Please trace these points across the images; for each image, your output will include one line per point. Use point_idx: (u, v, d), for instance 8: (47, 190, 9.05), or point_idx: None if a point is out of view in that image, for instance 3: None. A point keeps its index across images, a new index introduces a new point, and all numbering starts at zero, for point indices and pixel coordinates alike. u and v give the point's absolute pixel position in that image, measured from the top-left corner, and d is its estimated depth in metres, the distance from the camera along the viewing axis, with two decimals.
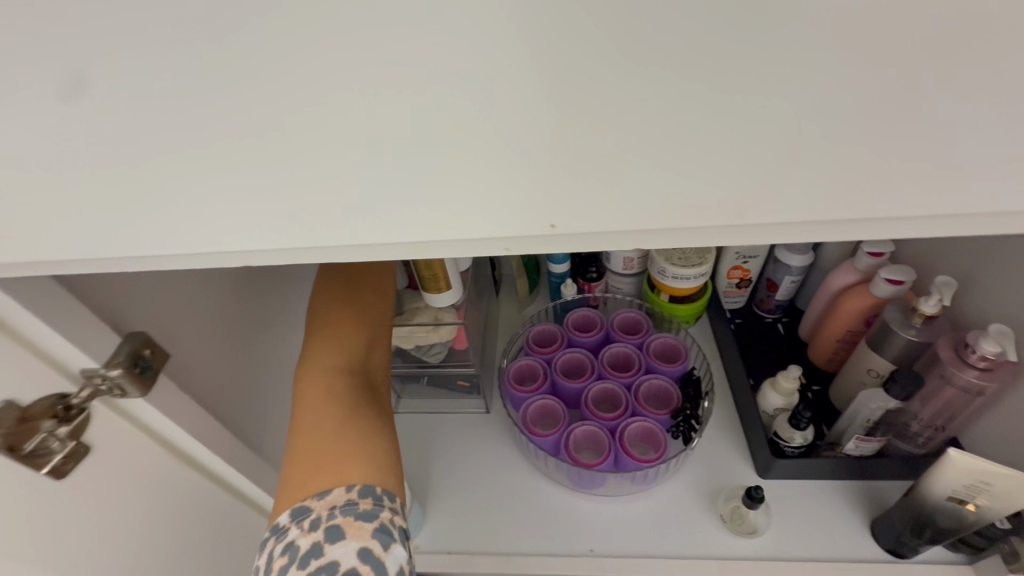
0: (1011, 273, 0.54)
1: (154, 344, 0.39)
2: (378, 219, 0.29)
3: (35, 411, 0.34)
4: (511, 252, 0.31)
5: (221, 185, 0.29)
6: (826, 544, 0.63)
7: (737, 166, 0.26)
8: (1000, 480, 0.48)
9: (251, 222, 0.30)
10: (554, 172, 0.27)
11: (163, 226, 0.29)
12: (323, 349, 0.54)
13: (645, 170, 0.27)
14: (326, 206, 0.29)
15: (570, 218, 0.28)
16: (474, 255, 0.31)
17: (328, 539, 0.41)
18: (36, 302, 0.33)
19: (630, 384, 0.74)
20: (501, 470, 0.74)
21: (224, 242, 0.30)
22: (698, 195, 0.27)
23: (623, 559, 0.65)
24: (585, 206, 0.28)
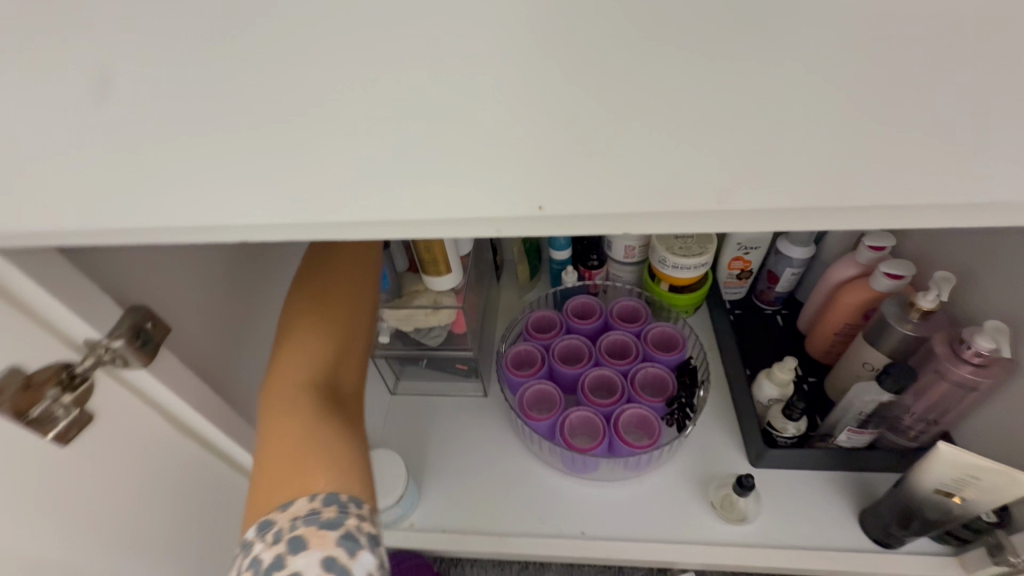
0: (1011, 270, 0.54)
1: (156, 315, 0.33)
2: (364, 194, 0.27)
3: (37, 379, 0.29)
4: (503, 232, 0.29)
5: (193, 156, 0.27)
6: (813, 532, 0.65)
7: (748, 149, 0.25)
8: (988, 475, 0.49)
9: (224, 196, 0.27)
10: (555, 151, 0.26)
11: (134, 197, 0.27)
12: (294, 350, 0.48)
13: (650, 148, 0.26)
14: (311, 181, 0.27)
15: (559, 200, 0.26)
16: (467, 236, 0.29)
17: (290, 551, 0.36)
18: (37, 265, 0.28)
19: (626, 371, 0.75)
20: (497, 453, 0.75)
21: (193, 215, 0.28)
22: (716, 177, 0.25)
23: (613, 541, 0.66)
24: (584, 188, 0.26)
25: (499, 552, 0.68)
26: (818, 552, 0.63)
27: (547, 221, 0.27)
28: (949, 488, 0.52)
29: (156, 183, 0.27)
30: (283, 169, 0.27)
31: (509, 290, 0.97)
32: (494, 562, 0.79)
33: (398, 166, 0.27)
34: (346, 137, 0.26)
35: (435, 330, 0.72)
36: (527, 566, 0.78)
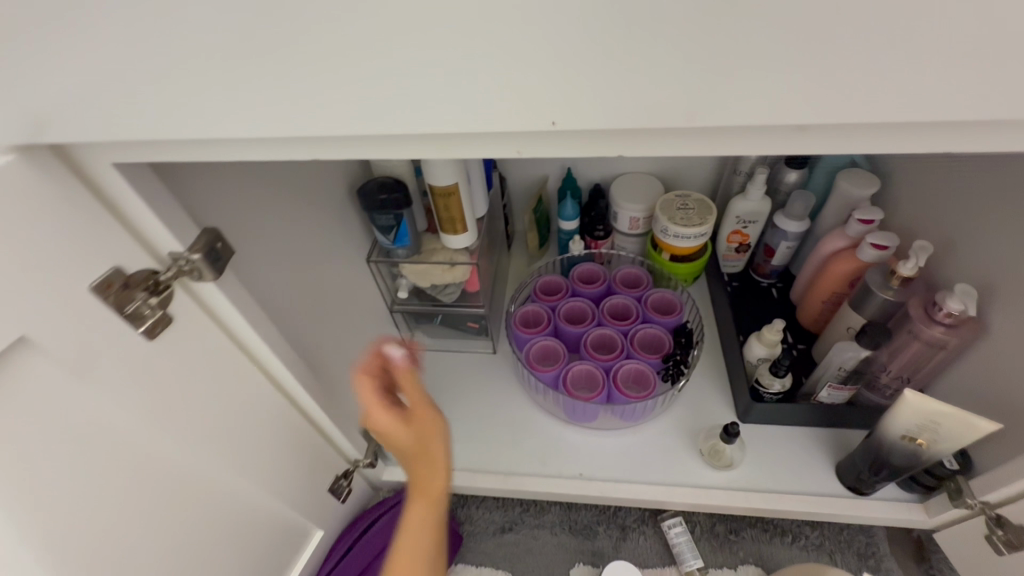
0: (986, 238, 0.58)
1: (224, 239, 0.39)
2: (378, 107, 0.27)
3: (134, 279, 0.35)
4: (522, 154, 0.30)
5: (193, 71, 0.26)
6: (792, 479, 0.71)
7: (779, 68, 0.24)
8: (947, 420, 0.54)
9: (238, 112, 0.28)
10: (572, 65, 0.24)
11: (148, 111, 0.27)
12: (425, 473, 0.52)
13: (674, 60, 0.24)
14: (323, 98, 0.26)
15: (573, 116, 0.26)
16: (495, 155, 0.31)
17: None
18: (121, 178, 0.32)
19: (627, 331, 0.80)
20: (505, 403, 0.81)
21: (213, 130, 0.28)
22: (735, 100, 0.25)
23: (609, 482, 0.72)
24: (589, 104, 0.26)
25: (504, 489, 0.74)
26: (795, 496, 0.69)
27: (560, 144, 0.29)
28: (914, 434, 0.58)
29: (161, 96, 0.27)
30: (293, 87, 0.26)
31: (519, 259, 1.02)
32: (499, 503, 0.86)
33: (412, 82, 0.26)
34: (351, 52, 0.25)
35: (449, 288, 0.78)
36: (529, 508, 0.85)
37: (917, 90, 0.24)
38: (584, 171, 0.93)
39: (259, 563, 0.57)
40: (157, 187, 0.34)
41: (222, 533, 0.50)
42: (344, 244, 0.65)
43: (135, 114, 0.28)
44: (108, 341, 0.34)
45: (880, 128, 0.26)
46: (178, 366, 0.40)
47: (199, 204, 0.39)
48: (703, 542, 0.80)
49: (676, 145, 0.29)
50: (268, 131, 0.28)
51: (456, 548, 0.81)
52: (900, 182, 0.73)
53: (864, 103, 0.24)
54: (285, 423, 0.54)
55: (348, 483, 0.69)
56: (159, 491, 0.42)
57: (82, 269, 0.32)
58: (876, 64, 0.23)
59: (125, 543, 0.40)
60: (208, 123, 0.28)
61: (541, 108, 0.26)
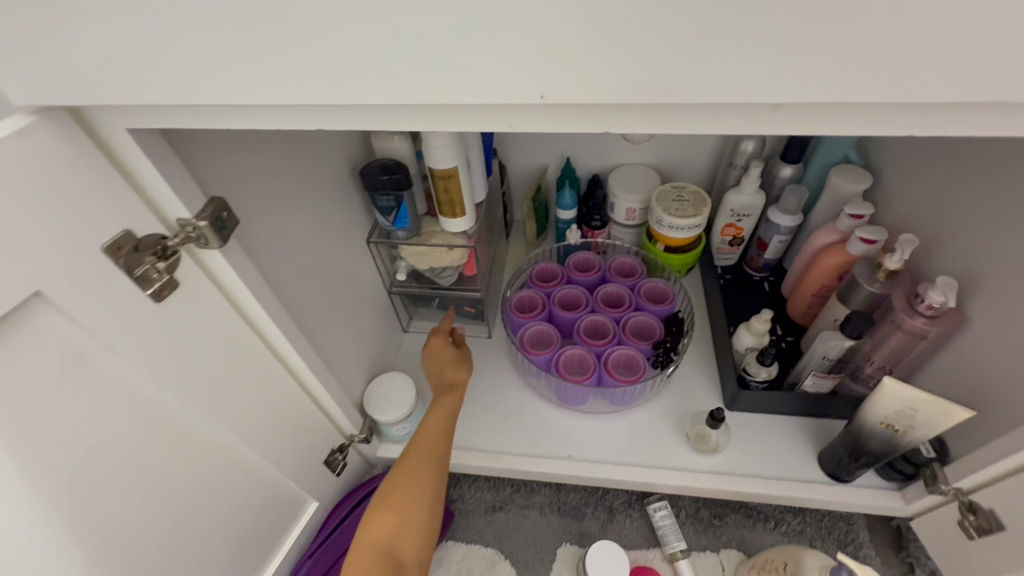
0: (971, 232, 0.59)
1: (229, 209, 0.41)
2: (383, 80, 0.29)
3: (145, 243, 0.37)
4: (515, 129, 0.32)
5: (208, 38, 0.28)
6: (775, 466, 0.72)
7: (754, 55, 0.25)
8: (923, 407, 0.56)
9: (248, 77, 0.29)
10: (568, 47, 0.26)
11: (166, 73, 0.29)
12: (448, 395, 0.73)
13: (657, 45, 0.26)
14: (333, 68, 0.28)
15: (561, 89, 0.28)
16: (493, 130, 0.33)
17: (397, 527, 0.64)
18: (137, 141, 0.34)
19: (619, 318, 0.82)
20: (499, 386, 0.83)
21: (224, 94, 0.30)
22: (717, 80, 0.26)
23: (597, 463, 0.74)
24: (576, 80, 0.27)
25: (495, 468, 0.76)
26: (777, 481, 0.71)
27: (550, 118, 0.31)
28: (892, 421, 0.60)
29: (180, 58, 0.29)
30: (306, 56, 0.28)
31: (516, 247, 1.04)
32: (490, 484, 0.88)
33: (418, 54, 0.27)
34: (357, 26, 0.27)
35: (447, 271, 0.80)
36: (519, 489, 0.87)
37: (889, 74, 0.25)
38: (583, 161, 0.95)
39: (255, 527, 0.59)
40: (170, 155, 0.36)
41: (220, 495, 0.52)
42: (345, 224, 0.67)
43: (152, 80, 0.30)
44: (117, 301, 0.36)
45: (854, 112, 0.28)
46: (185, 329, 0.41)
47: (206, 171, 0.40)
48: (687, 526, 0.82)
49: (663, 124, 0.30)
50: (276, 97, 0.30)
51: (446, 525, 0.83)
52: (890, 179, 0.74)
53: (836, 85, 0.26)
54: (284, 393, 0.56)
55: (343, 457, 0.71)
56: (162, 448, 0.44)
57: (97, 228, 0.33)
58: (849, 49, 0.25)
59: (129, 495, 0.42)
60: (220, 89, 0.30)
61: (533, 81, 0.28)
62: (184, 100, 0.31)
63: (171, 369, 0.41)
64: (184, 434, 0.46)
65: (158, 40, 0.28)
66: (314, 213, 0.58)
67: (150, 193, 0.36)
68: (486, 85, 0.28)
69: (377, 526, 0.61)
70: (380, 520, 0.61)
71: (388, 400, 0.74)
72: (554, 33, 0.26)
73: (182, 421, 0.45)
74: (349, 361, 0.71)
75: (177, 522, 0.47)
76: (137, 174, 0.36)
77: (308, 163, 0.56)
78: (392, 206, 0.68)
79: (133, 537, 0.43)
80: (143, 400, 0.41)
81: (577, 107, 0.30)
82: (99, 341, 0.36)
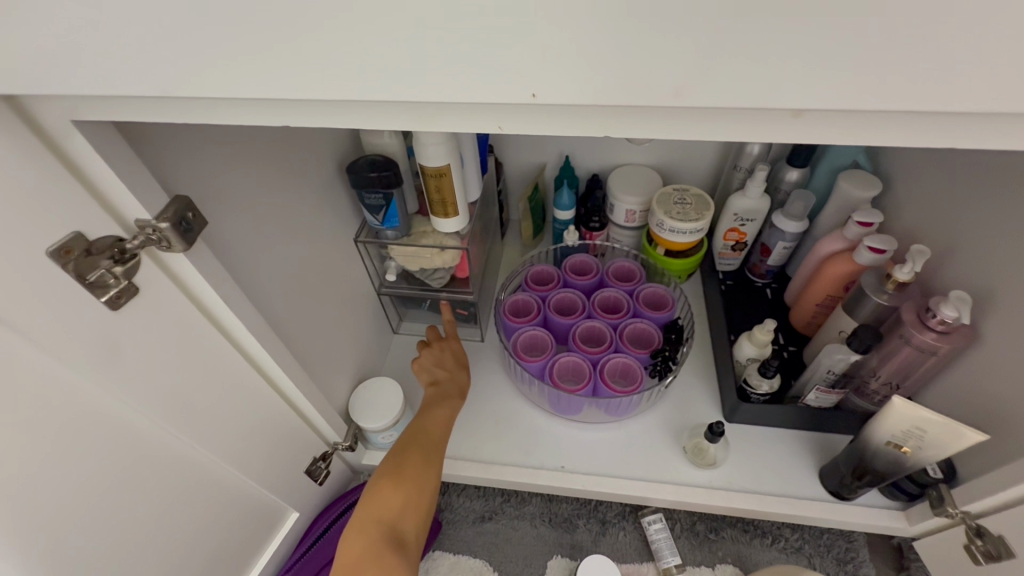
0: (987, 246, 0.56)
1: (196, 209, 0.38)
2: (354, 73, 0.26)
3: (99, 246, 0.33)
4: (504, 131, 0.29)
5: (154, 22, 0.25)
6: (774, 482, 0.70)
7: (774, 55, 0.22)
8: (934, 428, 0.53)
9: (203, 66, 0.26)
10: (562, 40, 0.23)
11: (111, 60, 0.26)
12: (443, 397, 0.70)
13: (662, 41, 0.23)
14: (297, 58, 0.25)
15: (553, 88, 0.25)
16: (480, 131, 0.30)
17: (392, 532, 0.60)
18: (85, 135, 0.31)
19: (616, 325, 0.79)
20: (490, 392, 0.81)
21: (177, 86, 0.27)
22: (730, 82, 0.23)
23: (590, 476, 0.72)
24: (570, 78, 0.24)
25: (484, 478, 0.74)
26: (776, 497, 0.69)
27: (543, 120, 0.28)
28: (900, 441, 0.57)
29: (124, 43, 0.26)
30: (266, 44, 0.25)
31: (512, 247, 1.01)
32: (480, 492, 0.85)
33: (392, 44, 0.24)
34: (322, 11, 0.24)
35: (438, 273, 0.76)
36: (509, 498, 0.84)
37: (929, 81, 0.22)
38: (583, 160, 0.92)
39: (228, 541, 0.56)
40: (125, 151, 0.33)
41: (189, 511, 0.49)
42: (331, 224, 0.64)
43: (95, 70, 0.27)
44: (65, 310, 0.33)
45: (882, 121, 0.25)
46: (145, 339, 0.38)
47: (165, 168, 0.37)
48: (682, 540, 0.79)
49: (667, 129, 0.27)
50: (238, 92, 0.27)
51: (434, 535, 0.80)
52: (901, 187, 0.71)
53: (865, 91, 0.23)
54: (260, 402, 0.53)
55: (325, 466, 0.68)
56: (121, 463, 0.41)
57: (40, 231, 0.30)
58: (883, 49, 0.21)
59: (82, 515, 0.39)
60: (171, 82, 0.27)
61: (521, 78, 0.25)
62: (132, 92, 0.27)
63: (131, 381, 0.38)
64: (146, 448, 0.43)
65: (102, 24, 0.25)
66: (294, 212, 0.55)
67: (103, 192, 0.33)
68: (469, 82, 0.25)
69: (384, 497, 0.59)
70: (388, 491, 0.60)
71: (374, 406, 0.71)
72: (546, 24, 0.23)
73: (144, 434, 0.42)
74: (333, 366, 0.68)
75: (138, 540, 0.45)
76: (88, 172, 0.32)
77: (289, 159, 0.53)
78: (380, 205, 0.65)
79: (87, 558, 0.41)
80: (99, 414, 0.38)
81: (574, 108, 0.27)
82: (46, 354, 0.33)
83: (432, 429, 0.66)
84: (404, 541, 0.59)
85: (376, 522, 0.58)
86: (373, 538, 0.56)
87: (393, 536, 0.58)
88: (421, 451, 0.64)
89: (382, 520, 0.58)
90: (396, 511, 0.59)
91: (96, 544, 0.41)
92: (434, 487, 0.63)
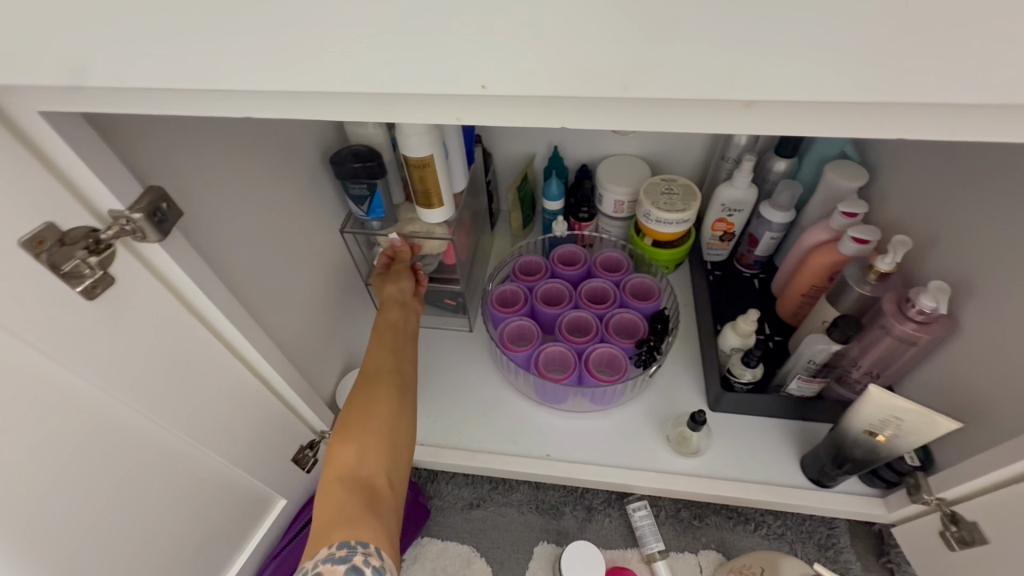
0: (967, 236, 0.57)
1: (171, 200, 0.38)
2: (306, 62, 0.26)
3: (73, 236, 0.34)
4: (461, 121, 0.29)
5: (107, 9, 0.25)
6: (757, 470, 0.71)
7: (719, 45, 0.22)
8: (909, 417, 0.54)
9: (158, 56, 0.26)
10: (512, 31, 0.23)
11: (64, 52, 0.26)
12: (381, 336, 0.66)
13: (609, 30, 0.23)
14: (253, 48, 0.25)
15: (504, 78, 0.25)
16: (439, 122, 0.30)
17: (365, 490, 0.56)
18: (52, 128, 0.31)
19: (603, 315, 0.79)
20: (478, 381, 0.82)
21: (132, 77, 0.27)
22: (680, 71, 0.23)
23: (575, 464, 0.73)
24: (523, 66, 0.24)
25: (470, 466, 0.75)
26: (758, 485, 0.70)
27: (502, 111, 0.28)
28: (875, 427, 0.58)
29: (78, 35, 0.26)
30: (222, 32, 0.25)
31: (502, 238, 1.01)
32: (468, 480, 0.86)
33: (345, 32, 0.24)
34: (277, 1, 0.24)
35: (426, 261, 0.78)
36: (497, 486, 0.85)
37: (873, 72, 0.22)
38: (571, 151, 0.92)
39: (213, 528, 0.57)
40: (98, 144, 0.34)
41: (170, 499, 0.50)
42: (316, 215, 0.65)
43: (49, 62, 0.26)
44: (39, 301, 0.33)
45: (835, 108, 0.25)
46: (122, 328, 0.39)
47: (142, 159, 0.38)
48: (666, 527, 0.80)
49: (626, 121, 0.28)
50: (194, 82, 0.27)
51: (422, 522, 0.81)
52: (886, 178, 0.72)
53: (812, 80, 0.23)
54: (243, 390, 0.54)
55: (313, 454, 0.69)
56: (99, 452, 0.41)
57: (12, 223, 0.30)
58: (830, 41, 0.22)
59: (58, 505, 0.39)
60: (127, 73, 0.27)
61: (471, 69, 0.25)
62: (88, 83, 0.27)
63: (106, 369, 0.39)
64: (126, 438, 0.43)
65: (53, 10, 0.25)
66: (278, 202, 0.55)
67: (74, 184, 0.33)
68: (424, 71, 0.25)
69: (338, 455, 0.56)
70: (338, 447, 0.56)
71: None
72: (496, 15, 0.23)
73: (125, 424, 0.43)
74: (319, 355, 0.69)
75: (120, 528, 0.45)
76: (60, 163, 0.33)
77: (272, 150, 0.54)
78: (366, 196, 0.65)
79: (67, 545, 0.41)
80: (75, 404, 0.38)
81: (529, 99, 0.27)
82: (19, 344, 0.33)
83: (371, 371, 0.62)
84: (374, 491, 0.55)
85: (339, 482, 0.54)
86: (337, 497, 0.53)
87: (358, 488, 0.54)
88: (361, 395, 0.60)
89: (342, 477, 0.55)
90: (356, 465, 0.56)
91: (76, 532, 0.42)
92: (389, 425, 0.59)
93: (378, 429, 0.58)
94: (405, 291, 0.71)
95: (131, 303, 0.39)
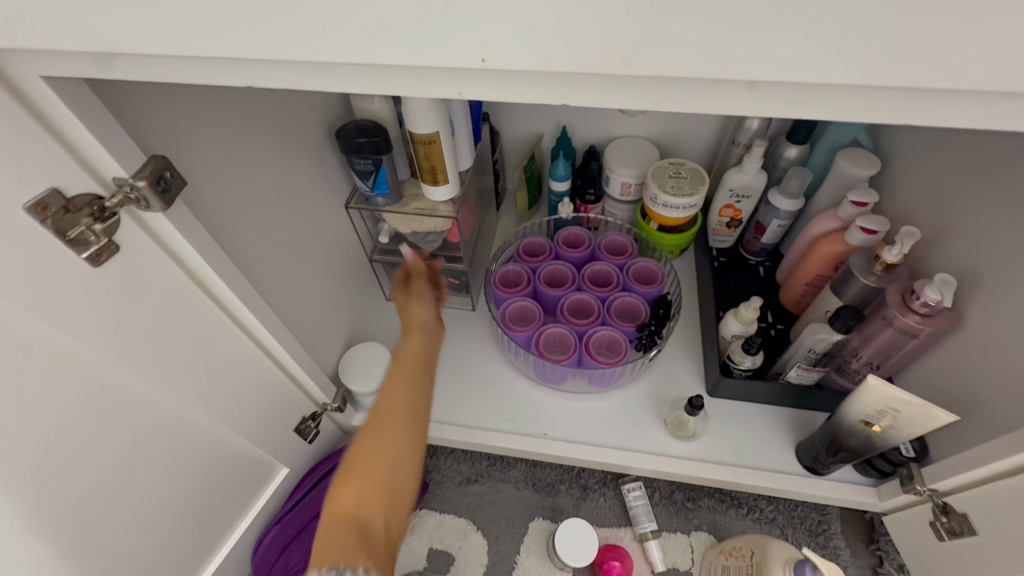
0: (977, 229, 0.56)
1: (174, 169, 0.38)
2: (305, 32, 0.25)
3: (78, 203, 0.34)
4: (462, 96, 0.29)
5: None
6: (752, 456, 0.72)
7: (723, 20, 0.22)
8: (907, 408, 0.54)
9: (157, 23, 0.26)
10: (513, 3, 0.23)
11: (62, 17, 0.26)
12: (401, 360, 0.65)
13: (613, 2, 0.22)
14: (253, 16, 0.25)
15: (506, 51, 0.25)
16: (441, 97, 0.30)
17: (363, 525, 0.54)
18: (53, 93, 0.31)
19: (605, 298, 0.79)
20: (479, 360, 0.82)
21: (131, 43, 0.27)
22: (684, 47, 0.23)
23: (572, 444, 0.74)
24: (524, 38, 0.24)
25: (469, 442, 0.76)
26: (752, 470, 0.70)
27: (504, 87, 0.28)
28: (872, 418, 0.58)
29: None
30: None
31: (507, 219, 1.01)
32: (466, 456, 0.88)
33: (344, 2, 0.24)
34: None
35: (430, 239, 0.78)
36: (495, 462, 0.87)
37: (883, 55, 0.22)
38: (579, 132, 0.91)
39: (217, 494, 0.58)
40: (100, 111, 0.34)
41: (174, 465, 0.51)
42: (321, 190, 0.65)
43: (47, 26, 0.26)
44: (42, 267, 0.33)
45: (842, 93, 0.25)
46: (126, 296, 0.39)
47: (145, 128, 0.38)
48: (659, 508, 0.82)
49: (629, 98, 0.27)
50: (194, 51, 0.27)
51: (421, 495, 0.83)
52: (899, 167, 0.70)
53: (819, 62, 0.22)
54: (246, 361, 0.54)
55: (315, 425, 0.70)
56: (106, 416, 0.42)
57: (15, 188, 0.31)
58: (838, 21, 0.21)
59: (65, 467, 0.40)
60: (127, 39, 0.27)
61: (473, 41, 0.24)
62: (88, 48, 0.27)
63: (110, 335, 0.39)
64: (129, 406, 0.44)
65: None
66: (284, 176, 0.56)
67: (75, 150, 0.34)
68: (425, 42, 0.25)
69: (340, 491, 0.53)
70: (342, 483, 0.54)
71: (365, 370, 0.73)
72: None
73: (130, 391, 0.44)
74: (322, 330, 0.70)
75: (126, 490, 0.47)
76: (62, 129, 0.33)
77: (278, 122, 0.54)
78: (370, 172, 0.65)
79: (74, 505, 0.43)
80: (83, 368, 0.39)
81: (530, 74, 0.27)
82: (24, 309, 0.34)
83: (385, 398, 0.60)
84: (372, 534, 0.51)
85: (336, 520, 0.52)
86: (333, 535, 0.50)
87: (356, 527, 0.51)
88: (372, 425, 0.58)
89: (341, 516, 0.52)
90: (357, 502, 0.53)
91: (83, 493, 0.43)
92: (397, 461, 0.56)
93: (382, 467, 0.54)
94: (429, 314, 0.70)
95: (134, 273, 0.40)
